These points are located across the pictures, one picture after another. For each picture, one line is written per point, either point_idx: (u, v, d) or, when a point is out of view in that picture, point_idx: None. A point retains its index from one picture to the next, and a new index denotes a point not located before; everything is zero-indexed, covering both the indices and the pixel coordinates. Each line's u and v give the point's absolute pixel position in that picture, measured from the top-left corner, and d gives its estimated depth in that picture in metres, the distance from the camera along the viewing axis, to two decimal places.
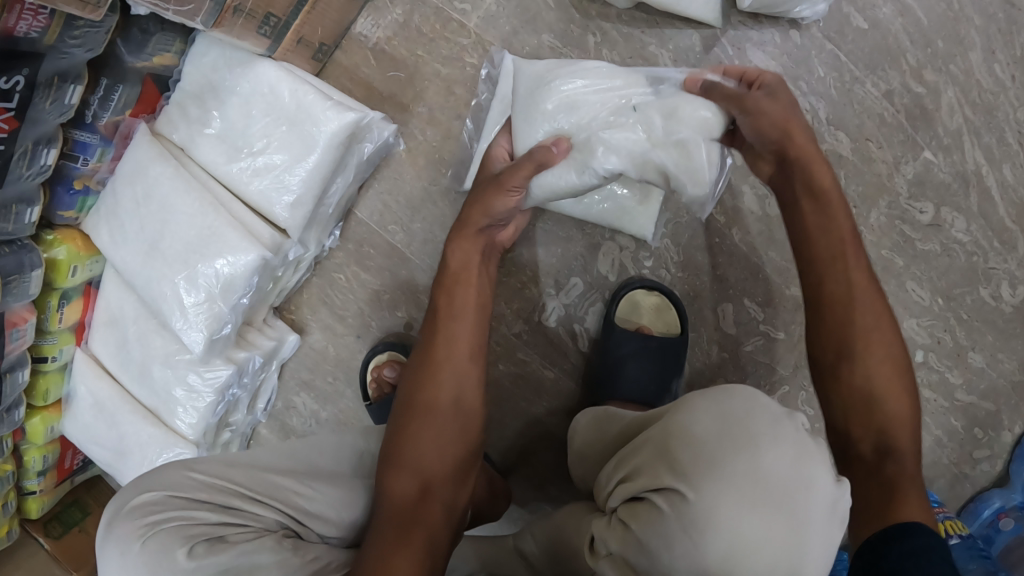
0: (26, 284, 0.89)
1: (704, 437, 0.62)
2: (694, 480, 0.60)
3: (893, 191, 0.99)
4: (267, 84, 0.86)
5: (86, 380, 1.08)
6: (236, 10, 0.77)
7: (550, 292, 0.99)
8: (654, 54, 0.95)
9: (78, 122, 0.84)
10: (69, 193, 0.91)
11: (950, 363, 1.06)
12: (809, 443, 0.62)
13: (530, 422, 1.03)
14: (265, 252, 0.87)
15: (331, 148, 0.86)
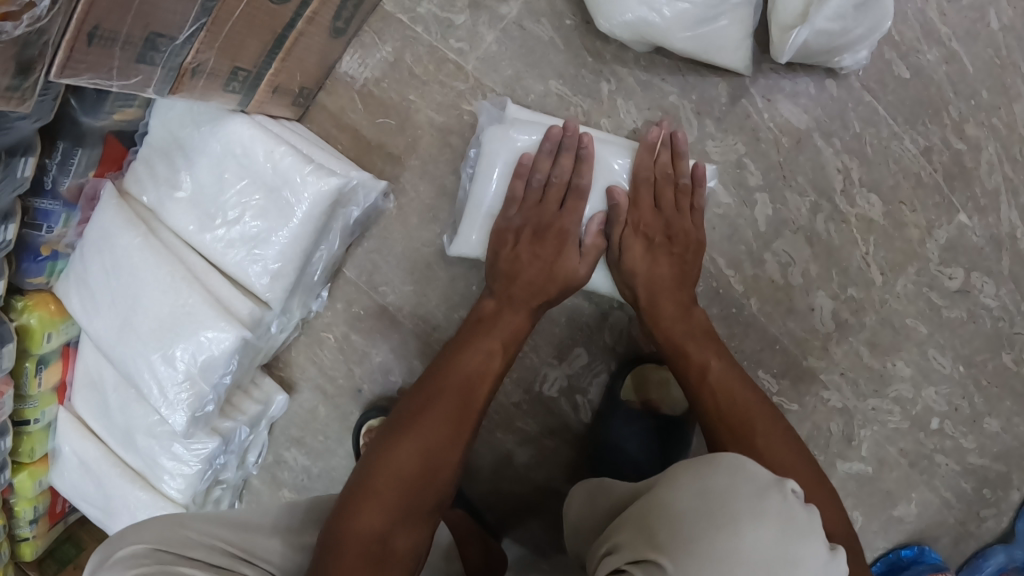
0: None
1: (683, 509, 0.55)
2: (674, 554, 0.52)
3: (923, 257, 0.92)
4: (239, 145, 0.78)
5: (70, 440, 1.02)
6: (195, 72, 0.68)
7: (553, 361, 0.91)
8: (675, 105, 0.84)
9: (38, 189, 0.77)
10: (35, 261, 0.84)
11: (965, 429, 1.02)
12: (798, 514, 0.54)
13: (530, 492, 0.98)
14: (243, 332, 0.80)
15: (313, 217, 0.78)
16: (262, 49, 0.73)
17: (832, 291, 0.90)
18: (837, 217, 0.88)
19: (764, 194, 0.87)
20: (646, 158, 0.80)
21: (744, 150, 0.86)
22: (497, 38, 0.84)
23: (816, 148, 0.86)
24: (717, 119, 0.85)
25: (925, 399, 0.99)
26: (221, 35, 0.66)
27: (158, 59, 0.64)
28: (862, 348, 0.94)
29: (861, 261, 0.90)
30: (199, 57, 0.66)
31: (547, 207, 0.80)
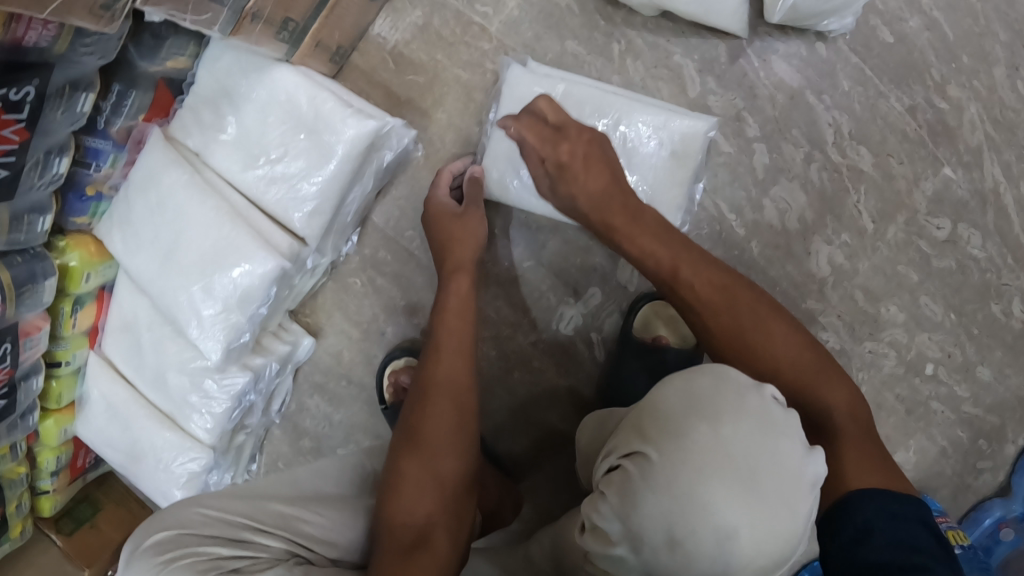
0: (39, 293, 0.88)
1: (670, 410, 0.59)
2: (660, 444, 0.58)
3: (911, 207, 1.00)
4: (284, 90, 0.85)
5: (99, 384, 1.05)
6: (254, 17, 0.76)
7: (569, 300, 0.98)
8: (679, 64, 0.93)
9: (90, 128, 0.84)
10: (81, 200, 0.90)
11: (958, 377, 1.08)
12: (776, 415, 0.58)
13: (544, 429, 1.03)
14: (284, 263, 0.85)
15: (351, 157, 0.84)
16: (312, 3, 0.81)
17: (827, 236, 0.97)
18: (830, 167, 0.96)
19: (762, 145, 0.94)
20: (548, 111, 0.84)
21: (743, 105, 0.94)
22: (518, 3, 0.94)
23: (808, 104, 0.95)
24: (717, 77, 0.93)
25: (918, 345, 1.05)
26: None
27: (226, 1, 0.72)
28: (856, 292, 1.00)
29: (853, 210, 0.97)
30: (258, 3, 0.74)
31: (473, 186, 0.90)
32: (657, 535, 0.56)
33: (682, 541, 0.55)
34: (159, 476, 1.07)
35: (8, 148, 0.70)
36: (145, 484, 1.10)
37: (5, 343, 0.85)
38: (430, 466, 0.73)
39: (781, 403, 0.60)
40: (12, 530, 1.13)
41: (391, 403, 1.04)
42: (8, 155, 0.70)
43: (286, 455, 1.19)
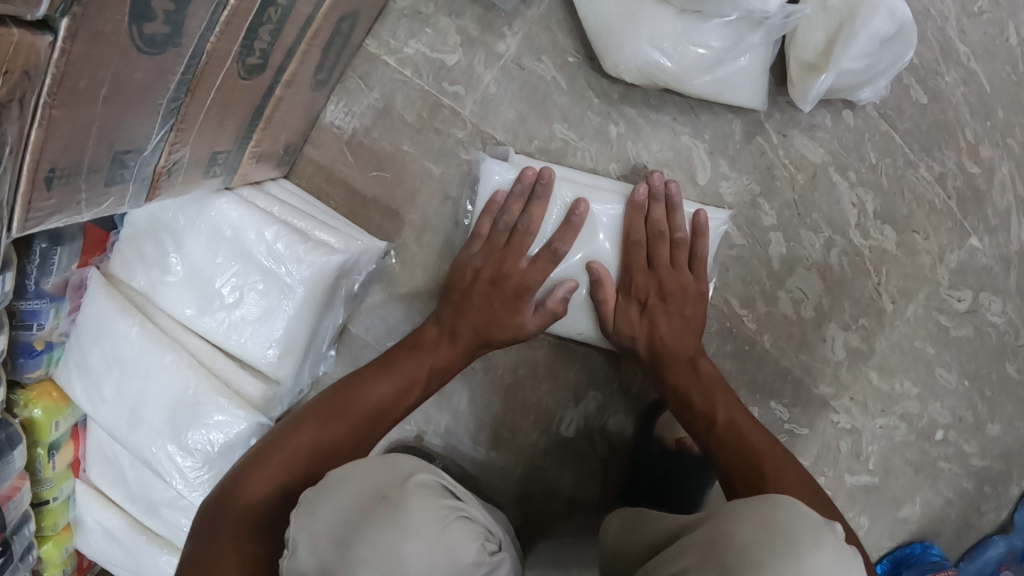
0: (9, 463, 0.80)
1: (750, 541, 0.56)
2: (746, 574, 0.54)
3: (933, 281, 0.93)
4: (230, 225, 0.74)
5: (93, 511, 1.01)
6: (171, 170, 0.62)
7: (568, 404, 0.91)
8: (687, 145, 0.81)
9: (21, 291, 0.72)
10: (31, 358, 0.79)
11: (967, 436, 1.06)
12: (849, 554, 0.57)
13: (551, 528, 0.98)
14: (258, 418, 0.77)
15: (316, 294, 0.74)
16: (241, 124, 0.67)
17: (844, 321, 0.91)
18: (852, 249, 0.87)
19: (779, 232, 0.85)
20: (636, 217, 0.77)
21: (759, 191, 0.83)
22: (494, 79, 0.80)
23: (831, 181, 0.85)
24: (730, 158, 0.82)
25: (930, 413, 1.02)
26: (194, 129, 0.60)
27: (128, 174, 0.57)
28: (871, 372, 0.95)
29: (872, 291, 0.90)
30: (172, 156, 0.61)
31: (511, 253, 0.78)
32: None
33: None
34: None
35: None
36: None
37: None
38: (252, 526, 0.61)
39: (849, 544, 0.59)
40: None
41: None
42: None
43: None
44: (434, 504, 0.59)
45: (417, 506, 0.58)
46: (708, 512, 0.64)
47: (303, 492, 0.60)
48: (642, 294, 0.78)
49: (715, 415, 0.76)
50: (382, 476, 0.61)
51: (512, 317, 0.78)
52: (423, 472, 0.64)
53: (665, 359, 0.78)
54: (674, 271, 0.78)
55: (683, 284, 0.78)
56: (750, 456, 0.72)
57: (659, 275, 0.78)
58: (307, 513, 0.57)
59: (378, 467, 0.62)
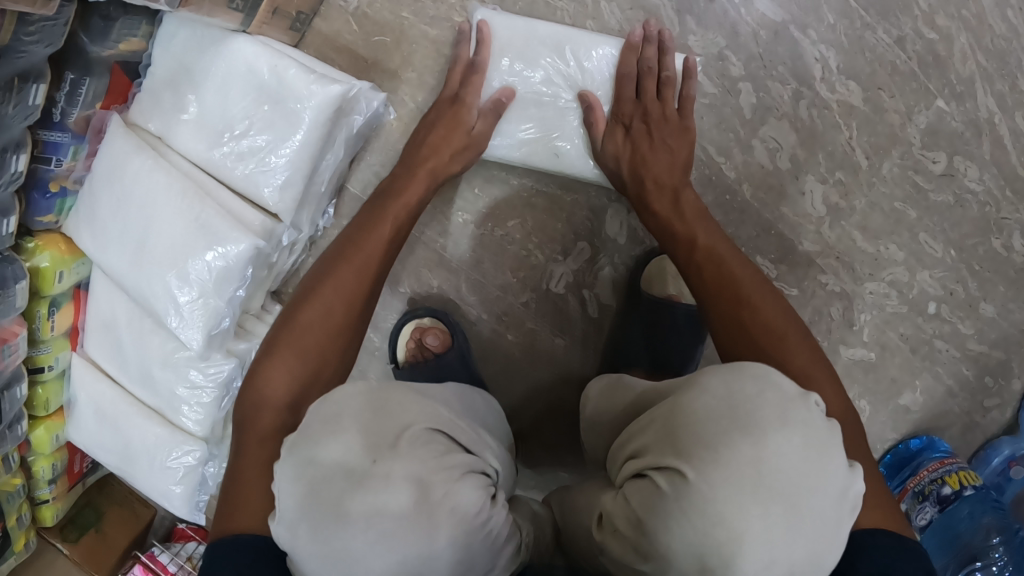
0: (11, 299, 0.88)
1: (705, 416, 0.54)
2: (698, 462, 0.52)
3: (904, 141, 0.97)
4: (244, 61, 0.82)
5: (86, 386, 1.06)
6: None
7: (557, 257, 0.95)
8: (656, 5, 0.90)
9: (46, 121, 0.81)
10: (45, 197, 0.88)
11: (962, 314, 1.06)
12: (823, 433, 0.53)
13: (543, 393, 0.99)
14: (258, 241, 0.83)
15: (317, 123, 0.82)
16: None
17: (820, 175, 0.95)
18: (820, 104, 0.94)
19: (748, 84, 0.92)
20: (629, 56, 0.85)
21: (725, 44, 0.91)
22: None
23: (793, 39, 0.92)
24: (697, 16, 0.91)
25: (919, 283, 1.03)
26: None
27: None
28: (853, 232, 0.98)
29: (845, 145, 0.96)
30: None
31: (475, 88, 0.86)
32: (686, 560, 0.52)
33: (713, 568, 0.50)
34: (157, 475, 1.06)
35: None
36: (141, 484, 1.10)
37: None
38: (282, 410, 0.68)
39: (824, 415, 0.56)
40: (16, 543, 1.19)
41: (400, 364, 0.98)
42: None
43: None
44: (432, 462, 0.55)
45: (415, 466, 0.54)
46: (676, 387, 0.61)
47: (290, 440, 0.56)
48: (628, 118, 0.85)
49: (695, 238, 0.77)
50: (372, 428, 0.55)
51: (455, 134, 0.84)
52: (420, 421, 0.58)
53: (647, 181, 0.82)
54: (663, 105, 0.84)
55: (669, 116, 0.84)
56: (726, 271, 0.74)
57: (647, 104, 0.84)
58: (297, 468, 0.54)
59: (369, 410, 0.57)
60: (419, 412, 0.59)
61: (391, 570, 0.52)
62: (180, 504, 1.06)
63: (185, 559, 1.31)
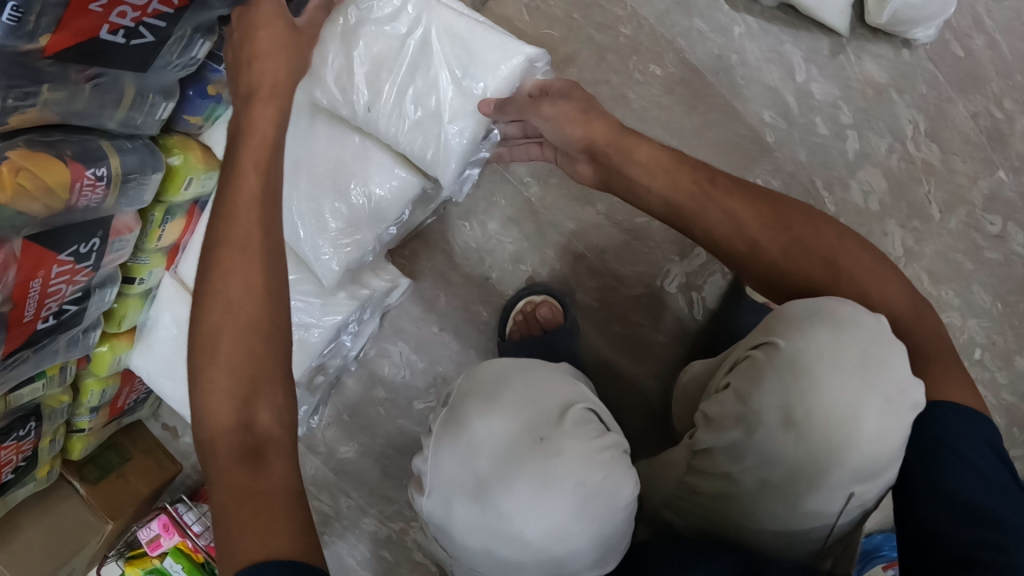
0: (141, 189, 0.87)
1: (794, 310, 0.66)
2: (788, 334, 0.65)
3: (969, 202, 1.11)
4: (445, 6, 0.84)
5: (173, 307, 1.10)
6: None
7: (674, 258, 1.02)
8: (789, 51, 1.02)
9: (233, 17, 0.85)
10: (201, 99, 0.90)
11: (999, 364, 1.18)
12: (885, 335, 0.62)
13: (637, 384, 1.04)
14: (424, 182, 0.91)
15: (507, 79, 0.85)
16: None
17: (901, 220, 1.07)
18: (907, 158, 1.07)
19: (853, 132, 1.04)
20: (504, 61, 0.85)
21: (839, 94, 1.04)
22: None
23: (892, 101, 1.06)
24: (819, 67, 1.03)
25: (969, 329, 1.15)
26: None
27: None
28: (922, 275, 1.10)
29: (923, 198, 1.08)
30: None
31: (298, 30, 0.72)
32: (773, 413, 0.63)
33: (795, 420, 0.62)
34: None
35: (165, 10, 0.70)
36: None
37: (97, 236, 0.85)
38: (236, 435, 0.60)
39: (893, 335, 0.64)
40: (41, 468, 1.13)
41: (512, 337, 1.03)
42: (161, 17, 0.71)
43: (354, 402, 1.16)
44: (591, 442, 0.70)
45: (571, 450, 0.69)
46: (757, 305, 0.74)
47: (446, 418, 0.75)
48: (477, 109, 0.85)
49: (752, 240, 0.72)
50: (540, 411, 0.73)
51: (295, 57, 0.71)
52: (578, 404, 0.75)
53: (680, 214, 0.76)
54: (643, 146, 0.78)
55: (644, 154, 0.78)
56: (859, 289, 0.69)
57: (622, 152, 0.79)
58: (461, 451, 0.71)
59: (536, 390, 0.75)
60: (573, 396, 0.76)
61: (528, 528, 0.67)
62: None
63: (210, 520, 1.30)
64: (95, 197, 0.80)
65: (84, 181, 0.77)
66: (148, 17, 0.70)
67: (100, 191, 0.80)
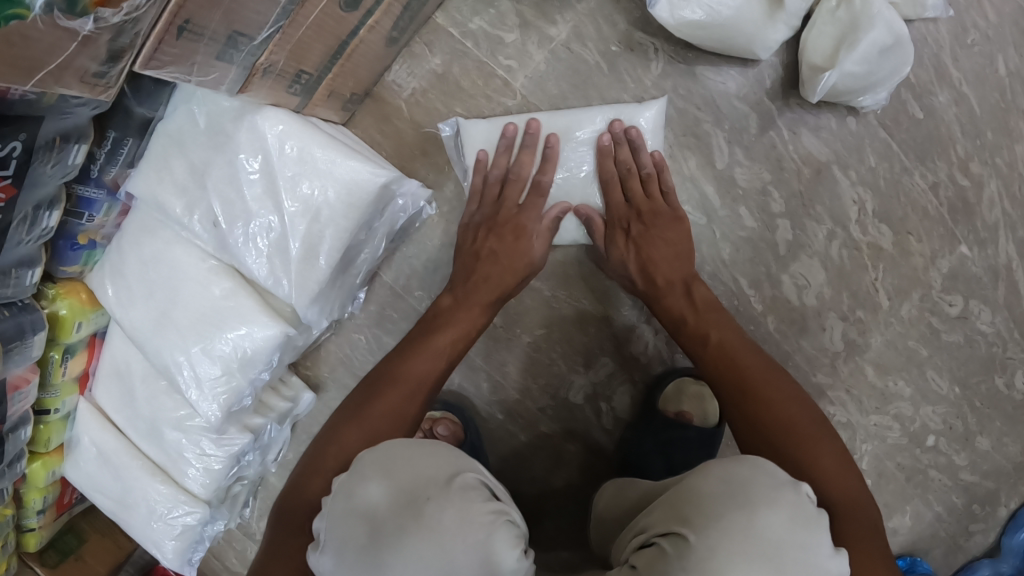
0: (28, 348, 0.85)
1: (708, 494, 0.57)
2: (700, 527, 0.55)
3: (925, 283, 0.99)
4: (268, 138, 0.76)
5: (90, 431, 1.04)
6: (266, 71, 0.71)
7: (578, 369, 0.96)
8: (708, 132, 0.91)
9: (83, 177, 0.79)
10: (72, 249, 0.86)
11: (958, 447, 1.09)
12: (811, 512, 0.56)
13: (549, 493, 1.00)
14: (286, 328, 0.84)
15: (355, 216, 0.78)
16: (325, 53, 0.77)
17: (843, 312, 0.97)
18: (852, 243, 0.95)
19: (786, 220, 0.93)
20: (324, 193, 0.77)
21: (769, 178, 0.92)
22: (544, 57, 0.90)
23: (834, 178, 0.93)
24: (745, 148, 0.92)
25: (922, 417, 1.05)
26: (295, 39, 0.70)
27: (236, 57, 0.68)
28: (867, 366, 1.00)
29: (870, 285, 0.97)
30: (271, 58, 0.70)
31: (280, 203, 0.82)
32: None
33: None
34: (152, 528, 1.06)
35: None
36: (133, 533, 1.09)
37: None
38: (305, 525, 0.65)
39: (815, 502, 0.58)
40: None
41: None
42: None
43: None
44: (478, 509, 0.55)
45: (456, 512, 0.54)
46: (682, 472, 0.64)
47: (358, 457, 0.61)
48: (283, 248, 0.79)
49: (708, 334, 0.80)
50: (423, 469, 0.58)
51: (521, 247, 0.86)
52: (469, 469, 0.60)
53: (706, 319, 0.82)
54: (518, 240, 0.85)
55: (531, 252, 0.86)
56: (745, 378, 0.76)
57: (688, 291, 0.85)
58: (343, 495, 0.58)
59: (431, 455, 0.60)
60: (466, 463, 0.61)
61: None
62: (174, 561, 1.06)
63: None
64: None
65: None
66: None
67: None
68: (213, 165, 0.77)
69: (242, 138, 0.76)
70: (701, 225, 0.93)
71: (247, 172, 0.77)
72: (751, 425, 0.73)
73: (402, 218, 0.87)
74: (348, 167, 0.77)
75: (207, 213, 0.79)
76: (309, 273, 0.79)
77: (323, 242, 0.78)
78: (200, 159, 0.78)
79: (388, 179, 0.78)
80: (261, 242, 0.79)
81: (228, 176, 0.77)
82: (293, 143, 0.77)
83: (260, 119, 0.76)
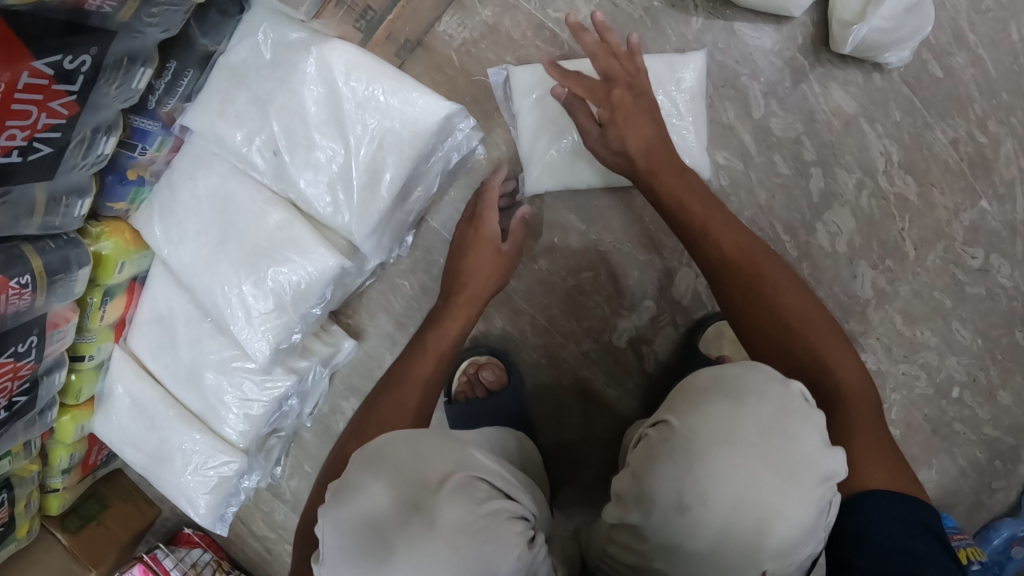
0: (70, 283, 0.84)
1: (695, 387, 0.58)
2: (683, 413, 0.57)
3: (948, 236, 1.03)
4: (334, 69, 0.80)
5: (124, 380, 1.03)
6: (338, 1, 0.77)
7: (622, 312, 0.98)
8: (744, 84, 0.97)
9: (139, 108, 0.81)
10: (121, 184, 0.86)
11: (981, 400, 1.11)
12: (798, 404, 0.56)
13: (589, 438, 1.01)
14: (343, 259, 0.85)
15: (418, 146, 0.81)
16: None
17: (872, 261, 1.02)
18: (879, 194, 1.00)
19: (819, 169, 0.99)
20: (388, 121, 0.81)
21: (803, 129, 0.98)
22: (591, 10, 0.95)
23: (863, 132, 0.99)
24: (780, 100, 0.97)
25: (947, 367, 1.08)
26: None
27: None
28: (895, 315, 1.04)
29: (897, 235, 1.01)
30: None
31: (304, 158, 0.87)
32: (668, 497, 0.54)
33: (692, 506, 0.53)
34: (186, 480, 1.04)
35: (55, 122, 0.67)
36: (165, 488, 1.07)
37: (32, 335, 0.82)
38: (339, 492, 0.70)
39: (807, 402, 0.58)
40: (18, 530, 1.11)
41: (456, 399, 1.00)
42: (54, 129, 0.68)
43: (315, 455, 1.19)
44: (474, 511, 0.50)
45: (453, 516, 0.49)
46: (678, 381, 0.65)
47: (340, 479, 0.55)
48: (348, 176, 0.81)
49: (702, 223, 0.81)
50: (412, 475, 0.52)
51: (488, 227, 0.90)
52: (462, 469, 0.54)
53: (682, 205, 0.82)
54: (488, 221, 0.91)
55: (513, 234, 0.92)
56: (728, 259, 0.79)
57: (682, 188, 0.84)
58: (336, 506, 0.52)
59: (431, 446, 0.56)
60: (460, 460, 0.56)
61: None
62: (208, 516, 1.04)
63: (191, 565, 1.22)
64: (23, 302, 0.78)
65: (8, 291, 0.75)
66: (40, 132, 0.66)
67: (28, 296, 0.78)
68: (279, 94, 0.80)
69: (309, 67, 0.79)
70: (738, 172, 0.99)
71: (313, 102, 0.80)
72: (742, 304, 0.77)
73: (454, 157, 0.90)
74: (411, 99, 0.81)
75: (271, 143, 0.81)
76: (373, 200, 0.81)
77: (386, 172, 0.81)
78: (265, 90, 0.81)
79: (448, 111, 0.81)
80: (324, 169, 0.81)
81: (294, 106, 0.80)
82: (358, 73, 0.80)
83: (329, 50, 0.79)
